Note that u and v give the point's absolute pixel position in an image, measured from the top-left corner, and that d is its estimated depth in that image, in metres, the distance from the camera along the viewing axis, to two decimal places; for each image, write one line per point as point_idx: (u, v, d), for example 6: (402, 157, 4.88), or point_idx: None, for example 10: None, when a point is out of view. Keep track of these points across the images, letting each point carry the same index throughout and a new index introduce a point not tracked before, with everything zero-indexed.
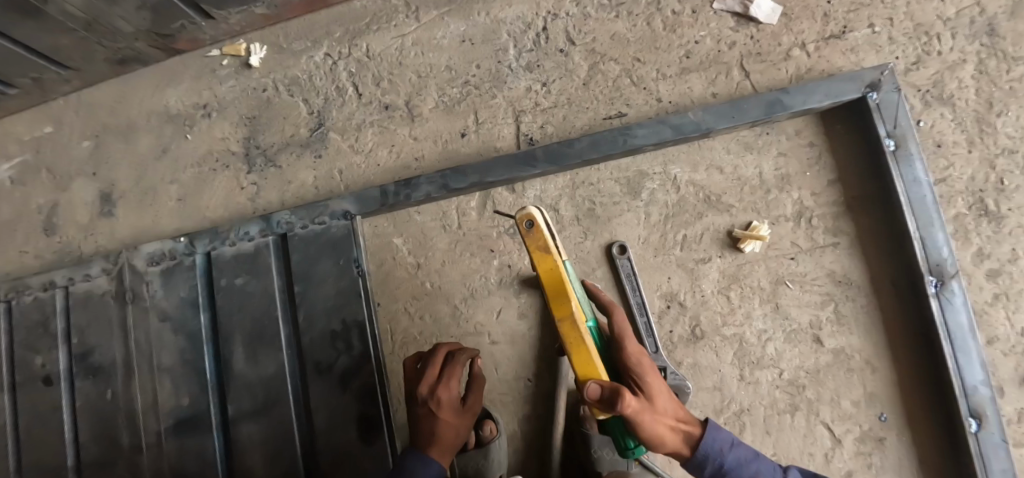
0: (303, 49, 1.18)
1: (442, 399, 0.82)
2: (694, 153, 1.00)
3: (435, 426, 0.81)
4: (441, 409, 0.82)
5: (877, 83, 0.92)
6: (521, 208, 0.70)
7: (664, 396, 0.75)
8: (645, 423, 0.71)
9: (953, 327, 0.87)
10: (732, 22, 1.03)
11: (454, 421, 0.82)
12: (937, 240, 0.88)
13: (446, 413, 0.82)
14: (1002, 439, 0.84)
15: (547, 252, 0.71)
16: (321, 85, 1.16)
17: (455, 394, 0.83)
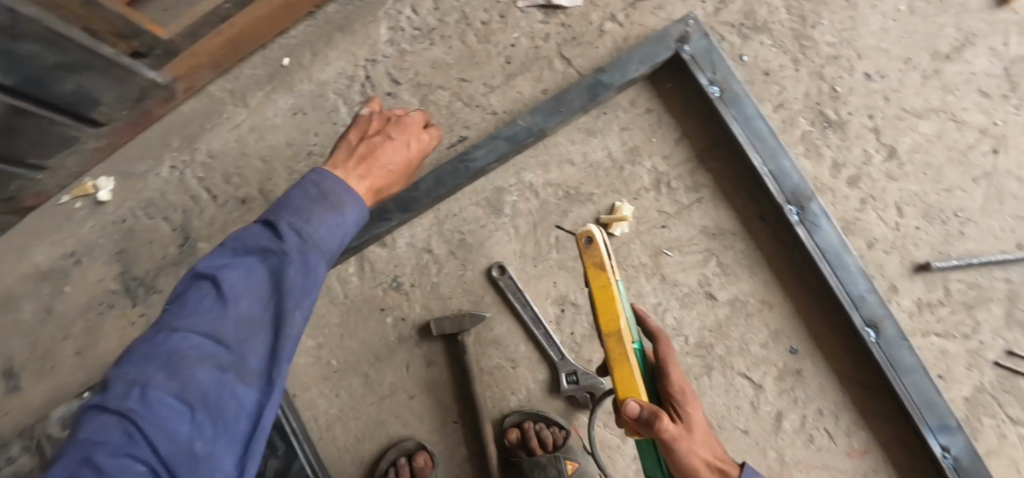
0: (147, 169, 1.16)
1: (417, 144, 0.73)
2: (542, 154, 0.99)
3: (390, 167, 0.69)
4: (408, 150, 0.71)
5: (685, 35, 0.92)
6: (582, 224, 0.65)
7: (703, 429, 0.72)
8: (682, 451, 0.67)
9: (827, 248, 0.87)
10: (540, 15, 1.03)
11: (406, 171, 0.71)
12: (785, 169, 0.88)
13: (408, 152, 0.71)
14: (900, 337, 0.86)
15: (602, 270, 0.66)
16: (176, 199, 1.15)
17: (427, 149, 0.75)
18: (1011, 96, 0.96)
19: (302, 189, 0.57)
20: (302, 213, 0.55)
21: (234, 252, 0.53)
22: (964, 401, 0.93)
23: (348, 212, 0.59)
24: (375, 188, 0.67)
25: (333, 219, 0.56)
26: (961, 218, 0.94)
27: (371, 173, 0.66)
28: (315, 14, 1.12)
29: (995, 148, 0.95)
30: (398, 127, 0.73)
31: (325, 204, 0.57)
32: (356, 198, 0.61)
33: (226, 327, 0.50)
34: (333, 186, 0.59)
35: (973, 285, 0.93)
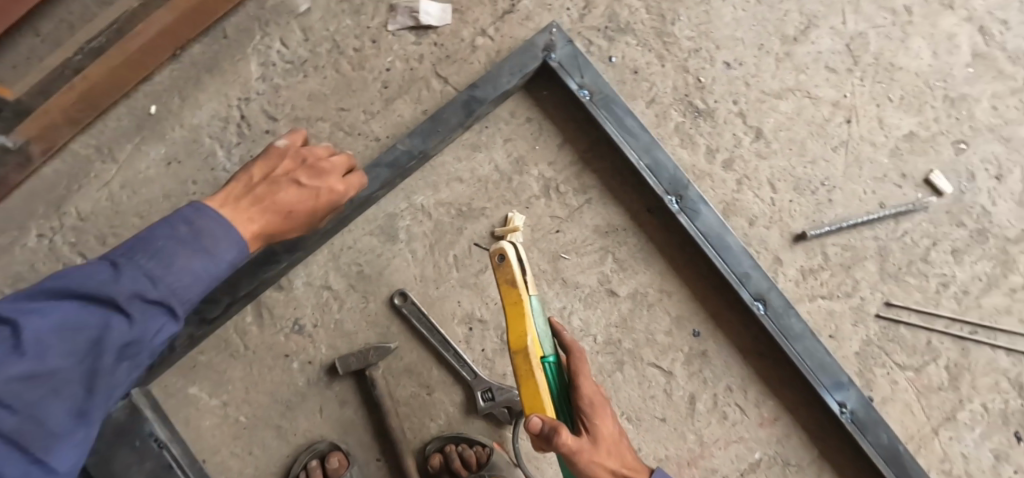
0: (11, 241, 1.01)
1: (327, 195, 0.77)
2: (431, 175, 0.98)
3: (288, 217, 0.72)
4: (315, 201, 0.75)
5: (550, 44, 0.94)
6: (493, 243, 0.68)
7: (612, 441, 0.73)
8: (583, 464, 0.69)
9: (708, 232, 0.91)
10: (412, 37, 1.03)
11: (305, 222, 0.76)
12: (660, 161, 0.92)
13: (314, 203, 0.75)
14: (786, 306, 0.91)
15: (512, 287, 0.69)
16: (45, 270, 1.00)
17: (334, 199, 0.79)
18: (855, 69, 1.04)
19: (169, 227, 0.57)
20: (155, 256, 0.54)
21: (54, 292, 0.50)
22: (856, 356, 0.99)
23: (215, 258, 0.58)
24: (265, 233, 0.70)
25: (198, 264, 0.56)
26: (828, 186, 1.00)
27: (264, 219, 0.69)
28: (180, 55, 1.06)
29: (847, 118, 1.03)
30: (310, 173, 0.76)
31: (189, 248, 0.56)
32: (232, 244, 0.60)
33: (21, 382, 0.47)
34: (209, 226, 0.59)
35: (848, 247, 1.00)
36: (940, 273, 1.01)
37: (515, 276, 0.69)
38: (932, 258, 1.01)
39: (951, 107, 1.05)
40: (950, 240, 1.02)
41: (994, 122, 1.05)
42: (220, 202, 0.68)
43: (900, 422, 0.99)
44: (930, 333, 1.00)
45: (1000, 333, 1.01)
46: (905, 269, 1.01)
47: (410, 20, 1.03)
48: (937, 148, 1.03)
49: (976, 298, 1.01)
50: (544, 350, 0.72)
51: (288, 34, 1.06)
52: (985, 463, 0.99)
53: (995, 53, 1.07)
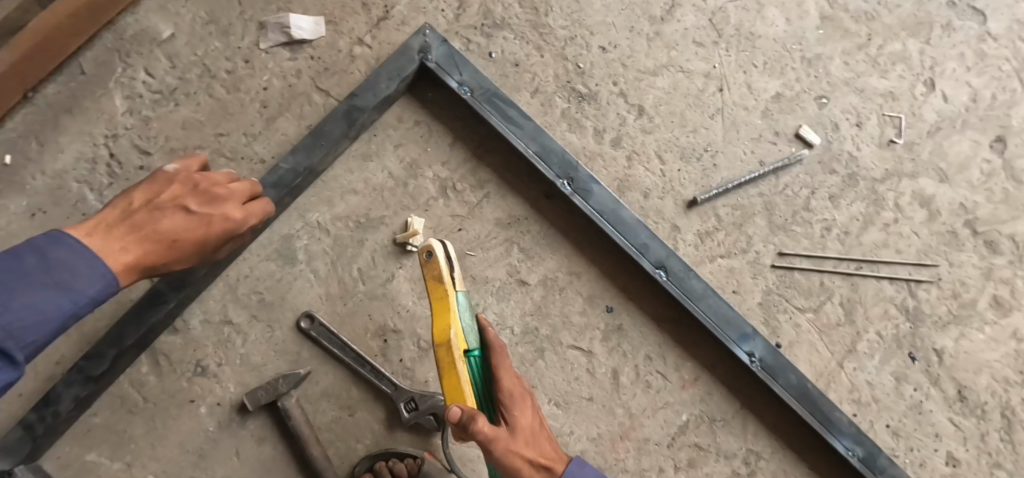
0: None
1: (224, 222, 0.67)
2: (323, 191, 0.95)
3: (172, 249, 0.63)
4: (207, 229, 0.65)
5: (425, 46, 0.95)
6: (424, 240, 0.66)
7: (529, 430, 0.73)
8: (501, 453, 0.67)
9: (603, 209, 0.93)
10: (286, 52, 1.00)
11: (197, 255, 0.66)
12: (548, 147, 0.93)
13: (207, 232, 0.65)
14: (685, 269, 0.94)
15: (441, 284, 0.67)
16: None
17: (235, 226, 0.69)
18: (719, 41, 1.11)
19: (14, 259, 0.52)
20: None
21: None
22: (759, 307, 1.04)
23: (69, 292, 0.54)
24: (142, 268, 0.61)
25: (45, 300, 0.52)
26: (711, 152, 1.06)
27: (138, 252, 0.60)
28: (31, 98, 0.96)
29: (719, 87, 1.09)
30: (203, 197, 0.67)
31: (32, 283, 0.52)
32: (95, 277, 0.55)
33: None
34: (69, 259, 0.54)
35: (737, 206, 1.06)
36: (823, 219, 1.09)
37: (444, 272, 0.67)
38: (813, 205, 1.09)
39: (809, 66, 1.14)
40: (826, 187, 1.10)
41: (847, 76, 1.15)
42: (86, 230, 0.58)
43: (808, 361, 1.05)
44: (822, 275, 1.08)
45: (882, 265, 1.10)
46: (791, 220, 1.08)
47: (282, 36, 1.00)
48: (802, 105, 1.12)
49: (856, 237, 1.10)
50: (469, 344, 0.70)
51: (152, 62, 1.00)
52: (886, 386, 1.07)
53: (839, 14, 1.18)
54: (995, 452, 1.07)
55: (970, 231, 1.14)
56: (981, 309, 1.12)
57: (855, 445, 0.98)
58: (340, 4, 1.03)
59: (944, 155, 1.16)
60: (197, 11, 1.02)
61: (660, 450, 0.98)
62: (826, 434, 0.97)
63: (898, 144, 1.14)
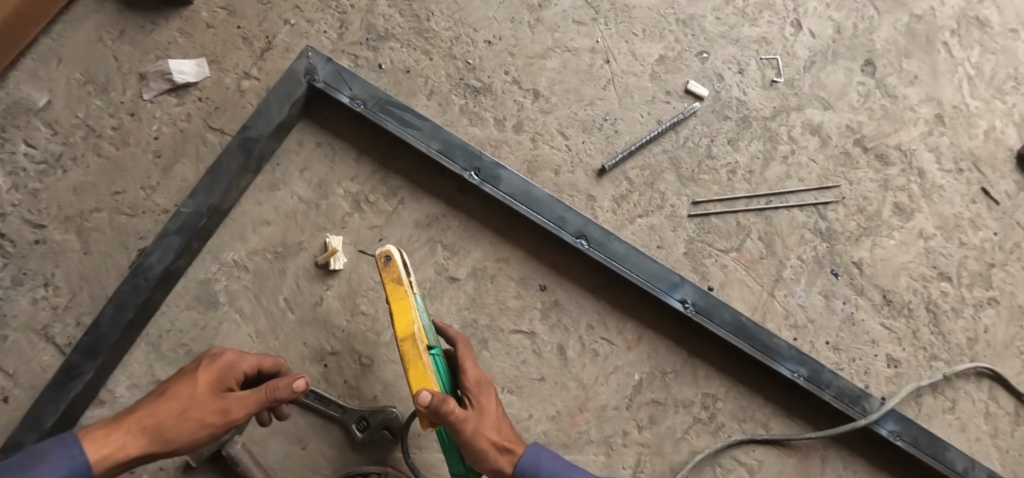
0: None
1: (209, 367, 0.68)
2: (234, 228, 0.94)
3: (156, 406, 0.64)
4: (193, 380, 0.66)
5: (311, 67, 0.95)
6: (380, 245, 0.71)
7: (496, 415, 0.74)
8: (470, 432, 0.69)
9: (514, 191, 0.95)
10: (173, 98, 0.99)
11: (197, 411, 0.64)
12: (449, 142, 0.95)
13: (192, 383, 0.66)
14: (604, 233, 0.97)
15: (400, 284, 0.71)
16: None
17: (225, 370, 0.69)
18: (598, 17, 1.16)
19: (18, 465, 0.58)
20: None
21: None
22: (685, 256, 1.09)
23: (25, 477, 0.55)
24: (135, 441, 0.62)
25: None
26: (610, 120, 1.11)
27: (125, 428, 0.62)
28: None
29: (606, 60, 1.14)
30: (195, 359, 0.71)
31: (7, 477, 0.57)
32: (60, 465, 0.58)
33: None
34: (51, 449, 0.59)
35: (645, 166, 1.10)
36: (726, 163, 1.15)
37: (402, 273, 0.70)
38: (715, 152, 1.15)
39: (685, 26, 1.21)
40: (723, 133, 1.16)
41: (721, 30, 1.23)
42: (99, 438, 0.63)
43: (741, 298, 1.10)
44: (737, 215, 1.13)
45: (789, 195, 1.17)
46: (698, 169, 1.13)
47: (164, 82, 0.99)
48: (685, 63, 1.18)
49: (760, 174, 1.16)
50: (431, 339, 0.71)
51: (31, 133, 0.96)
52: (818, 305, 1.13)
53: None
54: (928, 346, 1.14)
55: (860, 149, 1.22)
56: (887, 218, 1.20)
57: (799, 366, 1.01)
58: (220, 42, 1.02)
59: (823, 85, 1.24)
60: (71, 72, 0.99)
61: (620, 413, 1.00)
62: (769, 361, 1.00)
63: (780, 83, 1.23)
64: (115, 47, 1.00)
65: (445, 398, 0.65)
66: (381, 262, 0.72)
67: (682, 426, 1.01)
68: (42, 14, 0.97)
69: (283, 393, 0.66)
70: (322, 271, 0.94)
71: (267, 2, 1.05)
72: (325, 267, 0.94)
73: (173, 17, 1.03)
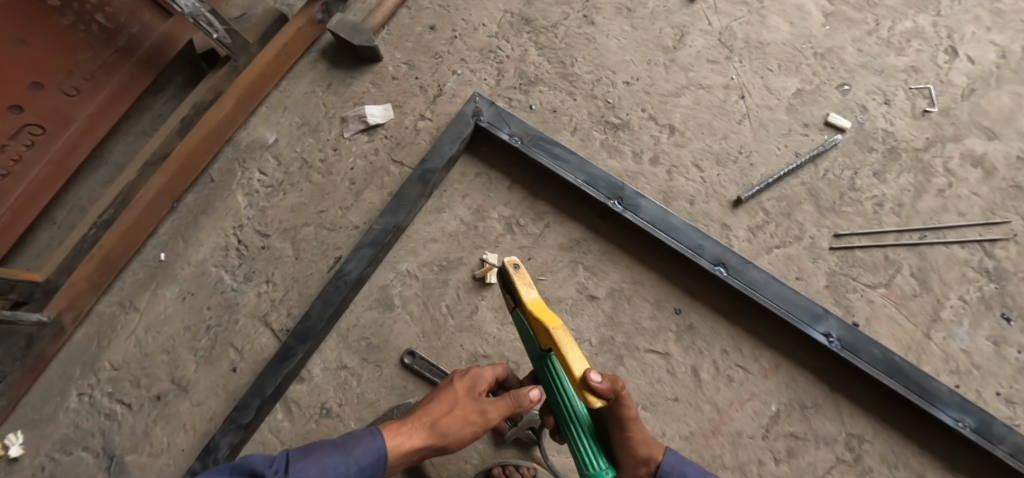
0: (71, 398, 1.13)
1: (462, 378, 0.81)
2: (408, 244, 1.13)
3: (430, 411, 0.78)
4: (454, 387, 0.80)
5: (477, 110, 1.14)
6: (507, 256, 0.76)
7: None
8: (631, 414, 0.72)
9: (652, 219, 1.04)
10: (365, 136, 1.21)
11: (462, 413, 0.77)
12: (594, 174, 1.07)
13: (454, 389, 0.80)
14: (742, 261, 1.01)
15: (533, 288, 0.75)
16: (103, 420, 1.12)
17: (476, 380, 0.81)
18: (732, 55, 1.21)
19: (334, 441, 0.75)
20: (313, 461, 0.72)
21: (230, 470, 0.68)
22: (827, 288, 1.07)
23: (345, 455, 0.73)
24: (419, 435, 0.77)
25: (333, 462, 0.72)
26: (745, 153, 1.14)
27: (410, 425, 0.78)
28: (177, 206, 1.24)
29: (741, 95, 1.18)
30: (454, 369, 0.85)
31: (335, 449, 0.73)
32: (370, 450, 0.74)
33: None
34: (361, 434, 0.75)
35: (782, 197, 1.12)
36: (872, 196, 1.12)
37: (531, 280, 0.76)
38: (859, 184, 1.13)
39: (823, 60, 1.21)
40: (868, 165, 1.14)
41: (863, 61, 1.21)
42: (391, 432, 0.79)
43: (892, 336, 1.05)
44: (885, 249, 1.09)
45: (948, 231, 1.10)
46: (841, 201, 1.12)
47: (360, 124, 1.22)
48: (824, 96, 1.18)
49: (912, 208, 1.12)
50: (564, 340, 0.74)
51: (263, 164, 1.23)
52: (986, 351, 1.04)
53: (841, 9, 1.25)
54: None
55: None
56: None
57: (964, 415, 0.94)
58: (402, 91, 1.24)
59: (985, 114, 1.17)
60: (293, 117, 1.25)
61: (755, 443, 1.00)
62: (926, 405, 0.94)
63: (933, 112, 1.18)
64: (324, 97, 1.26)
65: (616, 378, 0.68)
66: (512, 271, 0.75)
67: (824, 464, 0.98)
68: (275, 73, 1.26)
69: (526, 403, 0.78)
70: (478, 283, 1.09)
71: (439, 56, 1.25)
72: (482, 280, 1.09)
73: (367, 72, 1.27)
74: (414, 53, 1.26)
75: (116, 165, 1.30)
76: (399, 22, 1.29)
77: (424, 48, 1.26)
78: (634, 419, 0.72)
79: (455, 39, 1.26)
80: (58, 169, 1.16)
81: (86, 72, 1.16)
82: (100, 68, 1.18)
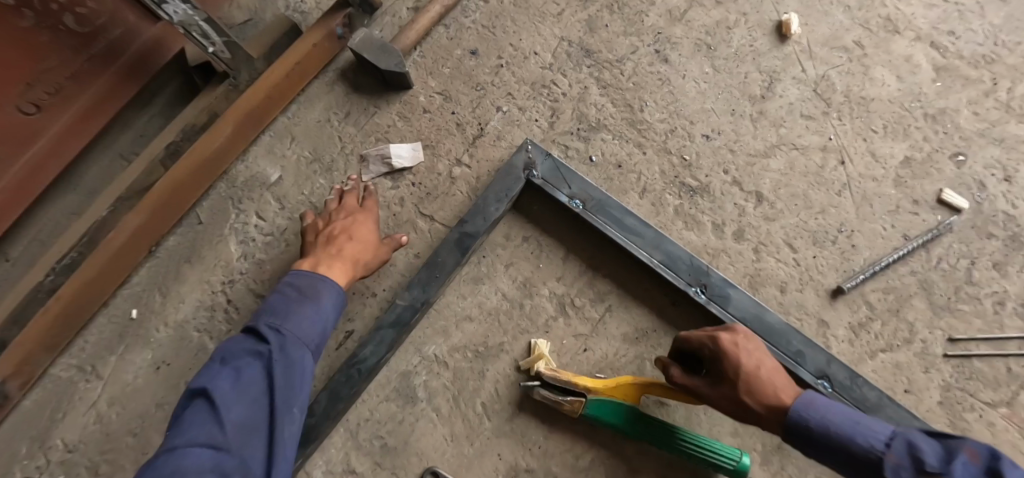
0: None
1: (371, 221, 0.92)
2: (437, 321, 0.93)
3: (353, 252, 0.87)
4: (366, 228, 0.91)
5: (530, 162, 0.93)
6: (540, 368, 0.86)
7: (752, 370, 0.71)
8: (706, 393, 0.73)
9: (743, 315, 0.86)
10: (388, 181, 1.01)
11: (372, 251, 0.90)
12: (673, 254, 0.88)
13: (366, 228, 0.91)
14: (848, 373, 0.84)
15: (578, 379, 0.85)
16: None
17: (391, 248, 0.92)
18: (830, 111, 1.02)
19: (283, 296, 0.77)
20: (292, 319, 0.74)
21: (223, 363, 0.67)
22: (940, 406, 0.89)
23: (316, 307, 0.77)
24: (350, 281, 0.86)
25: (310, 311, 0.77)
26: (845, 232, 0.96)
27: (339, 263, 0.85)
28: (155, 251, 1.03)
29: (840, 160, 0.99)
30: (347, 212, 0.92)
31: (302, 303, 0.77)
32: (327, 292, 0.79)
33: (236, 390, 0.64)
34: (307, 281, 0.80)
35: (888, 289, 0.93)
36: (992, 292, 0.94)
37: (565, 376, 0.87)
38: (976, 277, 0.95)
39: (934, 123, 1.03)
40: (987, 255, 0.96)
41: (980, 127, 1.03)
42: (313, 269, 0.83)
43: None
44: (1007, 359, 0.91)
45: None
46: (955, 297, 0.94)
47: (383, 166, 1.01)
48: (937, 167, 1.00)
49: None
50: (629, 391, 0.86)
51: (263, 206, 1.03)
52: None
53: (954, 64, 1.07)
54: None
55: None
56: None
57: None
58: (436, 128, 1.03)
59: None
60: (302, 150, 1.04)
61: None
62: None
63: None
64: (341, 128, 1.05)
65: (664, 368, 0.76)
66: (554, 374, 0.85)
67: None
68: (283, 96, 1.04)
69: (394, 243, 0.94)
70: (522, 376, 0.90)
71: (482, 88, 1.05)
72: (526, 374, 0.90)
73: (394, 101, 1.05)
74: (452, 82, 1.05)
75: (87, 192, 1.08)
76: (436, 42, 1.08)
77: (464, 77, 1.06)
78: (718, 395, 0.72)
79: (501, 67, 1.06)
80: (16, 194, 0.97)
81: (50, 84, 0.93)
82: (68, 79, 0.95)
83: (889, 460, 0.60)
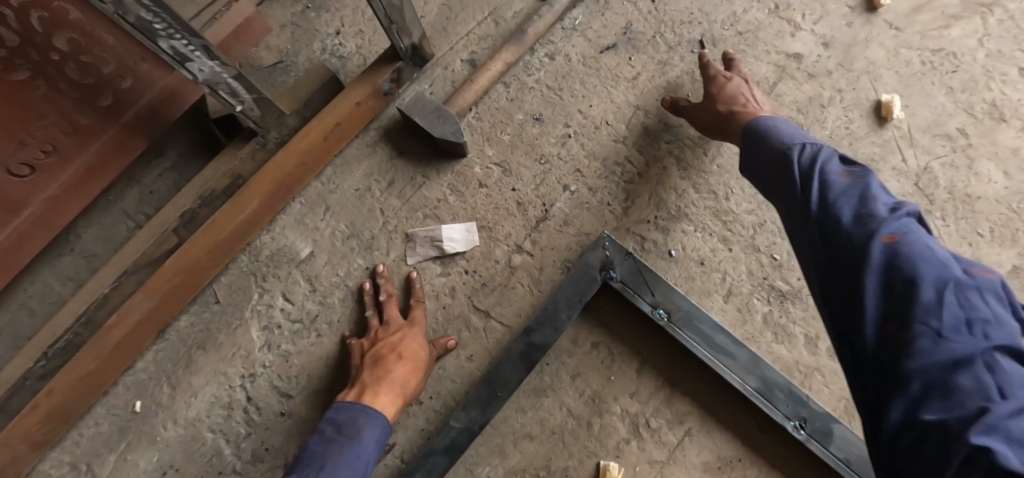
0: None
1: (416, 330, 0.81)
2: (493, 438, 0.82)
3: (400, 371, 0.76)
4: (411, 337, 0.80)
5: (608, 262, 0.83)
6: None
7: (725, 95, 0.85)
8: (697, 112, 0.87)
9: (849, 456, 0.76)
10: (437, 266, 0.88)
11: (421, 365, 0.78)
12: (770, 380, 0.78)
13: (412, 339, 0.80)
14: None
15: None
16: None
17: (436, 355, 0.82)
18: (932, 209, 0.92)
19: (320, 433, 0.67)
20: (331, 466, 0.63)
21: None
22: None
23: (360, 447, 0.66)
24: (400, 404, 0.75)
25: (350, 454, 0.64)
26: None
27: (386, 390, 0.74)
28: (164, 333, 0.89)
29: None
30: (390, 325, 0.82)
31: (340, 444, 0.65)
32: (374, 427, 0.68)
33: None
34: (346, 418, 0.69)
35: None
36: None
37: None
38: None
39: None
40: None
41: None
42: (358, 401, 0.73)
43: None
44: None
45: None
46: None
47: (432, 248, 0.88)
48: None
49: None
50: None
51: (291, 286, 0.89)
52: None
53: None
54: None
55: None
56: None
57: None
58: (494, 205, 0.90)
59: None
60: (339, 223, 0.91)
61: None
62: None
63: None
64: (384, 200, 0.92)
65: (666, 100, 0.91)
66: None
67: None
68: (318, 161, 0.91)
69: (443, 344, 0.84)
70: None
71: (546, 161, 0.92)
72: None
73: (446, 170, 0.93)
74: (512, 152, 0.93)
75: (86, 255, 0.94)
76: (494, 103, 0.95)
77: (526, 147, 0.93)
78: (696, 109, 0.87)
79: (569, 138, 0.93)
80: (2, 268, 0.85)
81: (44, 141, 0.77)
82: (66, 134, 0.79)
83: (813, 163, 0.58)
